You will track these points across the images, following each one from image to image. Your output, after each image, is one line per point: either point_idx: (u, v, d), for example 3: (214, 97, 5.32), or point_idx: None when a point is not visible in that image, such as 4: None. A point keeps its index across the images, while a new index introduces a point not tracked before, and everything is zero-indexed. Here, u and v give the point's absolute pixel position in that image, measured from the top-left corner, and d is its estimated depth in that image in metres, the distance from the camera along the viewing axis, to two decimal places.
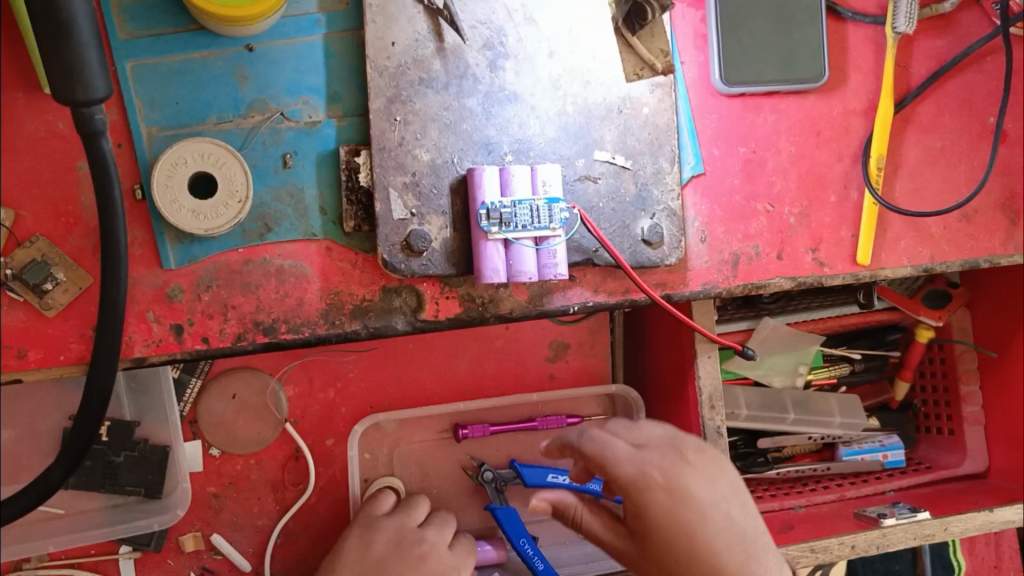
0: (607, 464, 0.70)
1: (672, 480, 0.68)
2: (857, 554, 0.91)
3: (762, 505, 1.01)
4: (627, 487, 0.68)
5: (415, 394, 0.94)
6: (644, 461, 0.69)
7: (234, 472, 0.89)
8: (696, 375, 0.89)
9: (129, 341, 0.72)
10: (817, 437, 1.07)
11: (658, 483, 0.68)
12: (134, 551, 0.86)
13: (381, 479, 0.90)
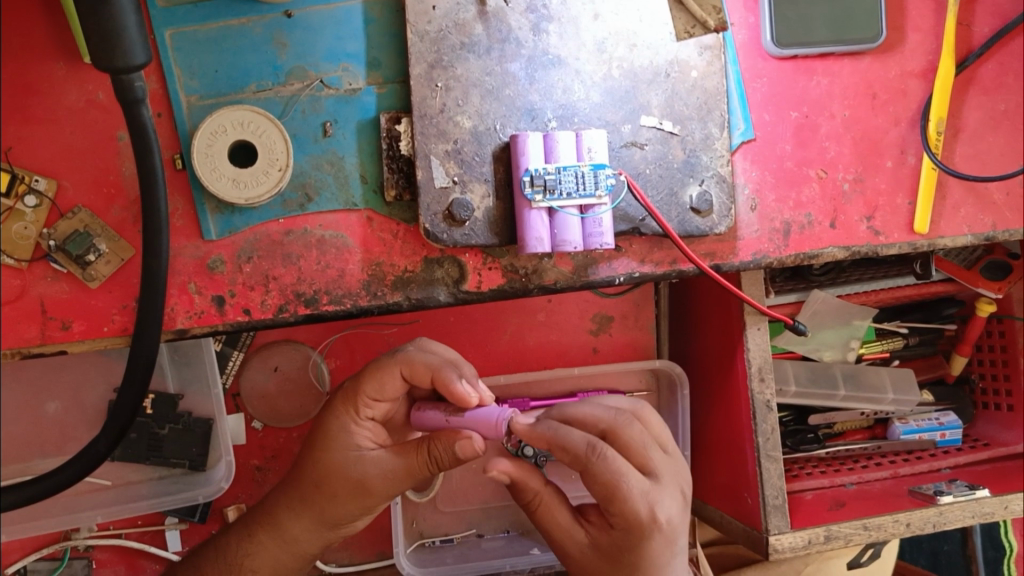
0: (616, 501, 0.65)
1: (673, 533, 0.67)
2: (912, 532, 0.89)
3: (812, 482, 0.99)
4: (631, 527, 0.66)
5: None
6: (655, 498, 0.66)
7: (277, 445, 0.90)
8: (746, 347, 0.87)
9: (171, 313, 0.72)
10: (869, 413, 1.05)
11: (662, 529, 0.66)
12: (180, 523, 0.87)
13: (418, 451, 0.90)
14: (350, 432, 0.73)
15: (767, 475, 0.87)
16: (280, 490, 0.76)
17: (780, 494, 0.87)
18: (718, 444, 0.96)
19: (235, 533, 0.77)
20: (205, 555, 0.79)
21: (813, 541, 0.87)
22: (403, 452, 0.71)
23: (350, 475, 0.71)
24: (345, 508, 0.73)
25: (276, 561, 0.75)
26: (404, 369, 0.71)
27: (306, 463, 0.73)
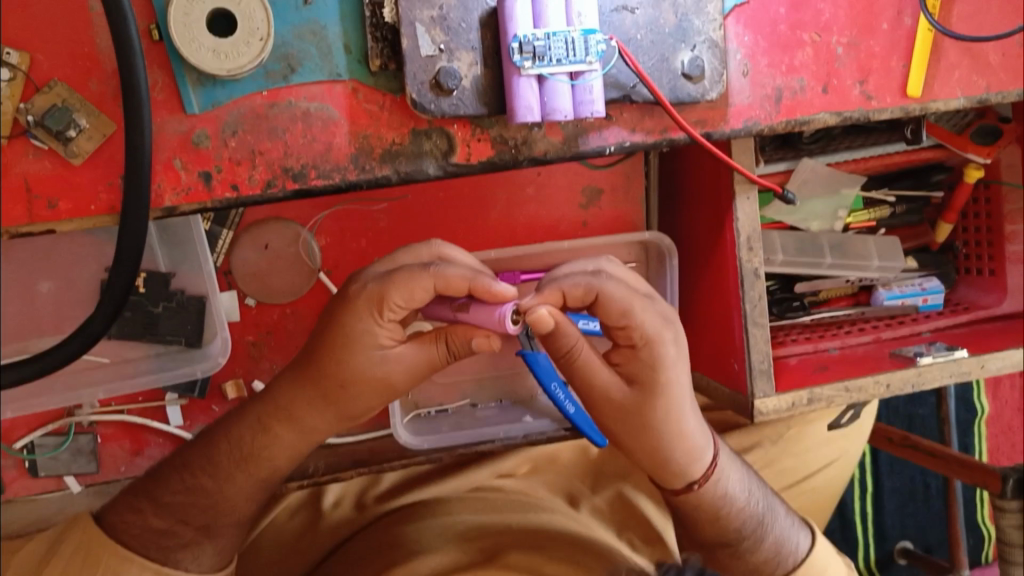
0: (634, 312, 0.70)
1: (683, 344, 0.73)
2: (891, 392, 0.93)
3: (797, 348, 1.01)
4: (651, 338, 0.71)
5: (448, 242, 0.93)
6: (660, 310, 0.72)
7: (271, 322, 0.90)
8: (735, 217, 0.87)
9: (158, 190, 0.71)
10: (854, 280, 1.07)
11: (675, 338, 0.72)
12: (179, 398, 0.89)
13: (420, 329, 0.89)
14: (373, 333, 0.69)
15: (753, 342, 0.89)
16: (297, 387, 0.73)
17: (766, 359, 0.89)
18: (706, 312, 0.97)
19: (246, 423, 0.76)
20: (204, 442, 0.78)
21: (796, 403, 0.90)
22: (420, 346, 0.71)
23: (374, 373, 0.70)
24: (365, 402, 0.73)
25: (296, 446, 0.76)
26: (438, 280, 0.67)
27: (329, 364, 0.70)
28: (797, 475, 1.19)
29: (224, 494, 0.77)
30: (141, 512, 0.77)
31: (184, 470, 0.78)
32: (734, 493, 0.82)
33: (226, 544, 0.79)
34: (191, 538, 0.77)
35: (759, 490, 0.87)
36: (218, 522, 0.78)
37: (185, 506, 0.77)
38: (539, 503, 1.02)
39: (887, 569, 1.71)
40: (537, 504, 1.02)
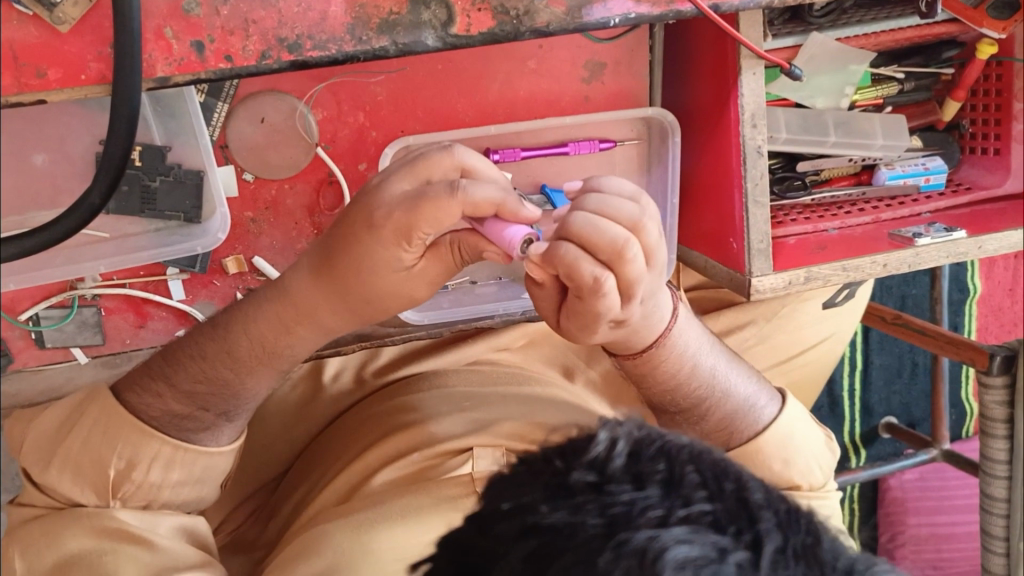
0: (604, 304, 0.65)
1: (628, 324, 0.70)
2: (888, 272, 0.95)
3: (796, 228, 1.01)
4: (590, 324, 0.67)
5: (448, 118, 0.91)
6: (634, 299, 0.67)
7: (269, 198, 0.90)
8: (740, 94, 0.86)
9: (150, 60, 0.68)
10: (858, 159, 1.06)
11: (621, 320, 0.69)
12: (181, 273, 0.90)
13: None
14: (396, 254, 0.67)
15: (753, 221, 0.89)
16: (317, 291, 0.72)
17: (765, 239, 0.90)
18: (705, 192, 0.97)
19: (266, 321, 0.75)
20: (216, 333, 0.77)
21: (793, 282, 0.92)
22: (436, 254, 0.69)
23: (395, 283, 0.70)
24: (386, 309, 0.73)
25: (315, 342, 0.77)
26: (465, 208, 0.63)
27: (350, 272, 0.69)
28: (788, 353, 1.22)
29: (246, 386, 0.79)
30: (161, 397, 0.78)
31: (202, 360, 0.78)
32: (686, 365, 0.82)
33: (243, 421, 0.83)
34: (212, 422, 0.80)
35: (725, 360, 0.87)
36: (237, 408, 0.80)
37: (206, 396, 0.78)
38: (533, 375, 1.05)
39: (870, 441, 1.79)
40: (534, 378, 1.04)
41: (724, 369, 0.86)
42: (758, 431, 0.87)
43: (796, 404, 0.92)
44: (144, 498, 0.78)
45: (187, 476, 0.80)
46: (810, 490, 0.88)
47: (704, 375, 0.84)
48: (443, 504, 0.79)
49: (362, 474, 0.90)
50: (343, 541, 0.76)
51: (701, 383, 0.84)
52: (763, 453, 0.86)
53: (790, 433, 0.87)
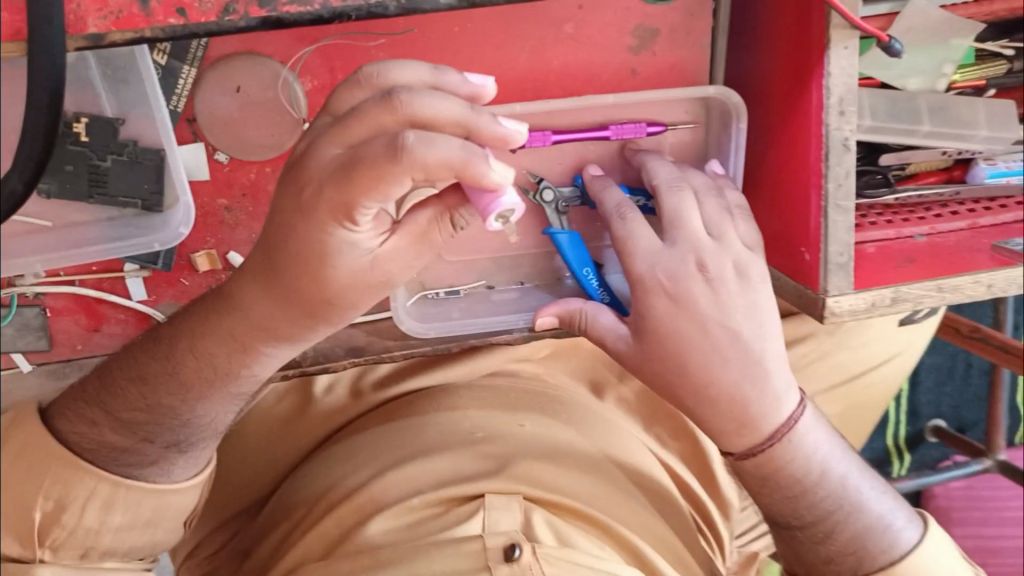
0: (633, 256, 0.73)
1: (681, 296, 0.71)
2: (992, 294, 0.79)
3: (876, 233, 0.84)
4: (634, 282, 0.72)
5: None
6: (672, 256, 0.72)
7: (248, 182, 0.75)
8: (825, 73, 0.69)
9: (78, 12, 0.55)
10: (952, 154, 0.90)
11: (663, 288, 0.71)
12: (141, 271, 0.75)
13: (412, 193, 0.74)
14: (349, 241, 0.54)
15: (833, 230, 0.73)
16: (272, 305, 0.58)
17: (846, 251, 0.74)
18: (771, 188, 0.81)
19: (208, 335, 0.62)
20: (158, 350, 0.64)
21: (876, 304, 0.76)
22: (412, 228, 0.57)
23: (365, 279, 0.56)
24: (358, 309, 0.59)
25: (273, 357, 0.63)
26: (415, 173, 0.49)
27: (308, 279, 0.55)
28: (848, 368, 1.06)
29: (197, 414, 0.66)
30: (95, 426, 0.66)
31: (142, 384, 0.65)
32: (807, 474, 0.75)
33: (203, 452, 0.69)
34: (159, 456, 0.67)
35: (858, 473, 0.78)
36: (189, 438, 0.67)
37: (147, 425, 0.65)
38: (556, 394, 0.91)
39: (915, 445, 1.62)
40: (558, 401, 0.89)
41: (855, 483, 0.77)
42: (892, 559, 0.75)
43: (947, 539, 0.79)
44: (80, 546, 0.66)
45: (133, 519, 0.67)
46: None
47: (831, 484, 0.76)
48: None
49: (359, 512, 0.77)
50: None
51: (823, 494, 0.76)
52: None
53: (932, 569, 0.75)
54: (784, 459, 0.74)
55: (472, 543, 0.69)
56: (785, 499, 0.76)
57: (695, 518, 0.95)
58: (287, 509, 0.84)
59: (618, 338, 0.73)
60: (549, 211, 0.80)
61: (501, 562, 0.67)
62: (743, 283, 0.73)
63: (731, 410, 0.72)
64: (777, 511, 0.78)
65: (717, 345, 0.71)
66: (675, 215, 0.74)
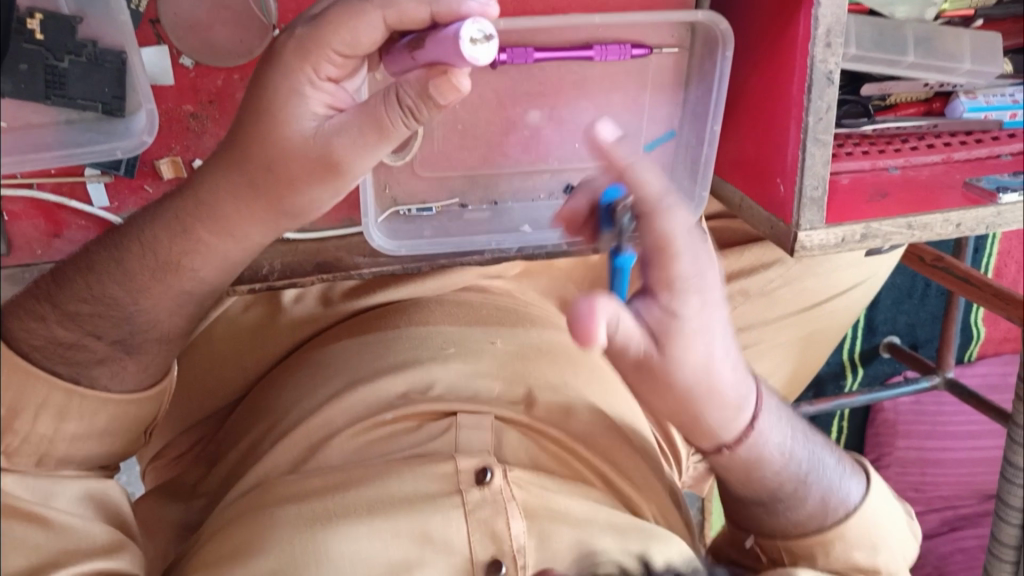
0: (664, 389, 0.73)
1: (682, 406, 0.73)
2: (959, 234, 0.80)
3: (852, 164, 0.85)
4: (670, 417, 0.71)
5: None
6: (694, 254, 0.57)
7: (214, 90, 0.73)
8: (815, 4, 0.68)
9: None
10: (935, 86, 0.89)
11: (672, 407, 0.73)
12: (103, 176, 0.74)
13: (417, 134, 0.77)
14: (300, 94, 0.55)
15: (810, 162, 0.72)
16: (223, 185, 0.57)
17: (821, 185, 0.73)
18: (751, 113, 0.80)
19: (160, 225, 0.61)
20: (109, 242, 0.64)
21: (847, 239, 0.76)
22: (363, 108, 0.54)
23: (308, 154, 0.55)
24: (310, 196, 0.57)
25: (222, 255, 0.62)
26: (388, 14, 0.55)
27: (253, 137, 0.55)
28: (815, 295, 1.07)
29: (141, 307, 0.65)
30: (44, 322, 0.63)
31: (89, 276, 0.64)
32: (780, 450, 0.74)
33: (157, 367, 0.68)
34: (106, 354, 0.65)
35: (817, 445, 0.80)
36: (137, 337, 0.65)
37: (95, 318, 0.64)
38: (527, 312, 0.91)
39: (870, 360, 1.66)
40: (528, 319, 0.90)
41: (818, 454, 0.79)
42: (849, 514, 0.79)
43: (884, 486, 0.84)
44: (36, 451, 0.63)
45: (90, 428, 0.66)
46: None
47: (800, 456, 0.76)
48: (421, 504, 0.70)
49: (314, 435, 0.79)
50: (296, 536, 0.67)
51: (794, 468, 0.75)
52: (847, 541, 0.78)
53: (882, 516, 0.81)
54: (763, 441, 0.71)
55: (445, 465, 0.73)
56: (759, 477, 0.74)
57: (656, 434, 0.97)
58: (255, 417, 0.85)
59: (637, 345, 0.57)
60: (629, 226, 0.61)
61: (473, 486, 0.71)
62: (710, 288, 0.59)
63: (716, 408, 0.65)
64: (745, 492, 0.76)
65: (704, 341, 0.59)
66: (623, 175, 0.57)
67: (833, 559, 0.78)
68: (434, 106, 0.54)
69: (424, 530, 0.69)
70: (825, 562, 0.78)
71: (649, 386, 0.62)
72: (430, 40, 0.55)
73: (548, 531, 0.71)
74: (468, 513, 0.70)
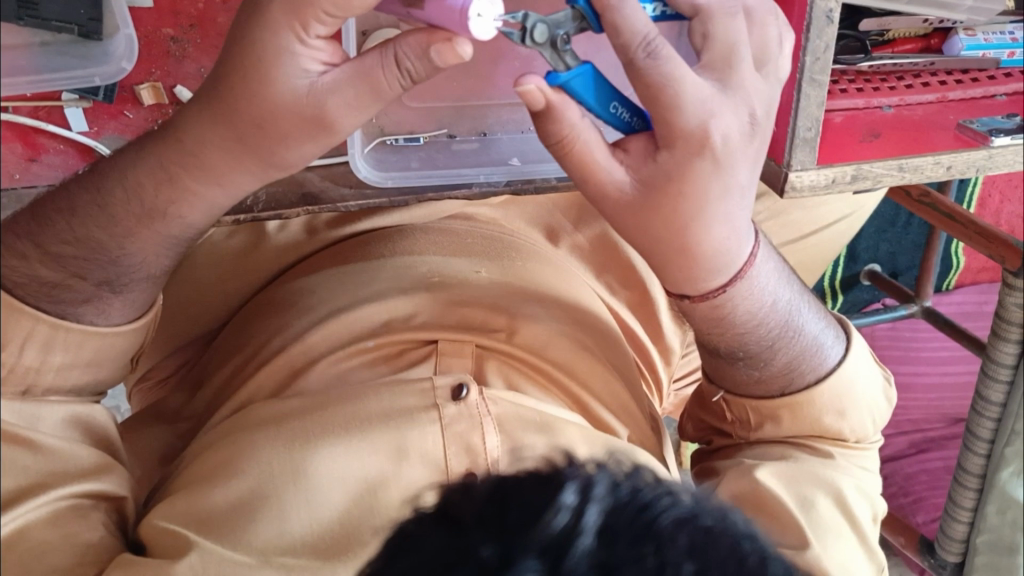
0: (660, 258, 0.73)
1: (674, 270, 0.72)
2: (950, 176, 0.79)
3: (845, 101, 0.83)
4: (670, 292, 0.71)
5: None
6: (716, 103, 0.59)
7: (196, 13, 0.74)
8: None
9: None
10: (935, 22, 0.87)
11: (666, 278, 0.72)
12: (80, 101, 0.73)
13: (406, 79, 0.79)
14: (292, 50, 0.55)
15: (804, 103, 0.72)
16: (211, 131, 0.58)
17: (814, 126, 0.73)
18: None
19: (144, 168, 0.61)
20: (90, 182, 0.63)
21: (837, 180, 0.76)
22: (358, 67, 0.55)
23: (302, 108, 0.55)
24: (301, 147, 0.57)
25: (209, 200, 0.62)
26: None
27: (243, 98, 0.55)
28: (801, 230, 1.08)
29: (126, 252, 0.64)
30: (25, 260, 0.62)
31: (70, 215, 0.63)
32: (761, 308, 0.74)
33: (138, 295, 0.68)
34: (91, 294, 0.64)
35: (798, 296, 0.79)
36: (122, 277, 0.65)
37: (77, 257, 0.63)
38: (514, 243, 0.90)
39: (849, 287, 1.68)
40: (511, 247, 0.89)
41: (799, 310, 0.79)
42: (819, 377, 0.81)
43: (862, 345, 0.85)
44: (21, 383, 0.63)
45: (75, 359, 0.65)
46: (854, 442, 0.83)
47: (779, 313, 0.76)
48: (398, 419, 0.68)
49: (298, 362, 0.77)
50: (276, 459, 0.65)
51: (771, 326, 0.76)
52: (816, 404, 0.80)
53: (854, 380, 0.82)
54: (744, 298, 0.71)
55: (421, 383, 0.70)
56: (735, 335, 0.75)
57: (641, 366, 0.97)
58: (240, 344, 0.84)
59: (610, 171, 0.60)
60: (544, 51, 0.59)
61: (449, 401, 0.69)
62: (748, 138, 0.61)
63: (695, 261, 0.65)
64: (720, 346, 0.77)
65: (725, 185, 0.60)
66: (609, 12, 0.58)
67: (799, 420, 0.81)
68: (431, 68, 0.55)
69: (400, 445, 0.67)
70: (791, 422, 0.81)
71: (636, 218, 0.62)
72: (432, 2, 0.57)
73: (521, 440, 0.69)
74: (445, 427, 0.68)
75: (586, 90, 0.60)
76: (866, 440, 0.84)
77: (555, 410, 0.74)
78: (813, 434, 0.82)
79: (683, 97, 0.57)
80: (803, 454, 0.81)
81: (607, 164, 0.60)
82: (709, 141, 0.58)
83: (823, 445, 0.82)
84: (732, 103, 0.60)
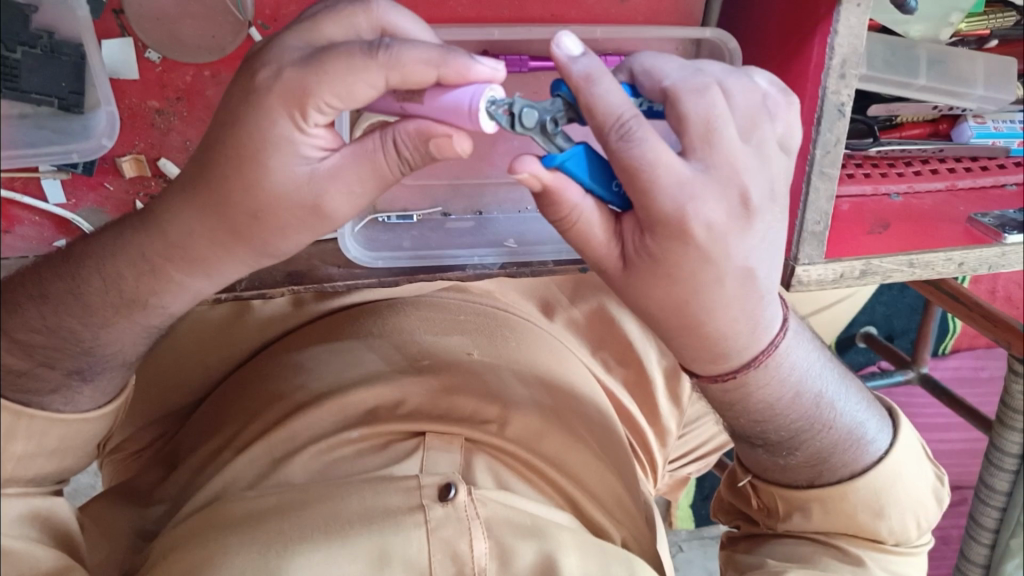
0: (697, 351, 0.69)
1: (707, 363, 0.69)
2: (960, 273, 0.77)
3: (854, 188, 0.81)
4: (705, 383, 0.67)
5: (441, 16, 0.74)
6: (694, 187, 0.52)
7: (183, 85, 0.73)
8: (833, 30, 0.65)
9: None
10: (944, 108, 0.86)
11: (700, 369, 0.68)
12: (58, 173, 0.73)
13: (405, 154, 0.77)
14: (291, 139, 0.50)
15: (813, 196, 0.69)
16: (200, 224, 0.54)
17: (823, 220, 0.70)
18: None
19: (126, 255, 0.57)
20: (66, 269, 0.60)
21: (844, 275, 0.73)
22: (360, 150, 0.52)
23: (299, 199, 0.52)
24: (292, 239, 0.54)
25: (194, 292, 0.59)
26: (392, 73, 0.49)
27: (238, 185, 0.51)
28: None
29: (100, 341, 0.60)
30: None
31: (44, 304, 0.60)
32: (792, 395, 0.70)
33: (110, 379, 0.64)
34: (61, 383, 0.61)
35: (832, 383, 0.75)
36: (94, 366, 0.62)
37: (47, 345, 0.60)
38: (509, 317, 0.86)
39: (844, 350, 1.63)
40: (507, 327, 0.85)
41: (834, 398, 0.75)
42: (855, 471, 0.76)
43: (911, 432, 0.81)
44: None
45: (39, 448, 0.61)
46: (893, 544, 0.78)
47: (810, 400, 0.72)
48: (381, 520, 0.64)
49: (280, 453, 0.73)
50: (252, 568, 0.62)
51: (798, 417, 0.72)
52: (850, 500, 0.76)
53: (896, 477, 0.77)
54: (769, 386, 0.67)
55: (407, 480, 0.66)
56: (758, 424, 0.71)
57: (632, 442, 0.93)
58: (220, 424, 0.80)
59: (605, 246, 0.55)
60: (534, 137, 0.54)
61: (435, 502, 0.65)
62: (741, 221, 0.54)
63: (707, 346, 0.60)
64: (747, 432, 0.73)
65: (723, 272, 0.55)
66: (579, 92, 0.52)
67: (831, 514, 0.77)
68: (424, 155, 0.53)
69: (383, 551, 0.63)
70: (822, 516, 0.77)
71: (638, 299, 0.57)
72: (431, 92, 0.53)
73: (511, 550, 0.66)
74: (431, 532, 0.64)
75: (582, 171, 0.54)
76: (908, 543, 0.79)
77: (546, 512, 0.72)
78: (845, 533, 0.78)
79: (658, 181, 0.51)
80: (833, 560, 0.76)
81: (601, 248, 0.55)
82: (689, 224, 0.52)
83: (858, 548, 0.77)
84: (714, 181, 0.53)
